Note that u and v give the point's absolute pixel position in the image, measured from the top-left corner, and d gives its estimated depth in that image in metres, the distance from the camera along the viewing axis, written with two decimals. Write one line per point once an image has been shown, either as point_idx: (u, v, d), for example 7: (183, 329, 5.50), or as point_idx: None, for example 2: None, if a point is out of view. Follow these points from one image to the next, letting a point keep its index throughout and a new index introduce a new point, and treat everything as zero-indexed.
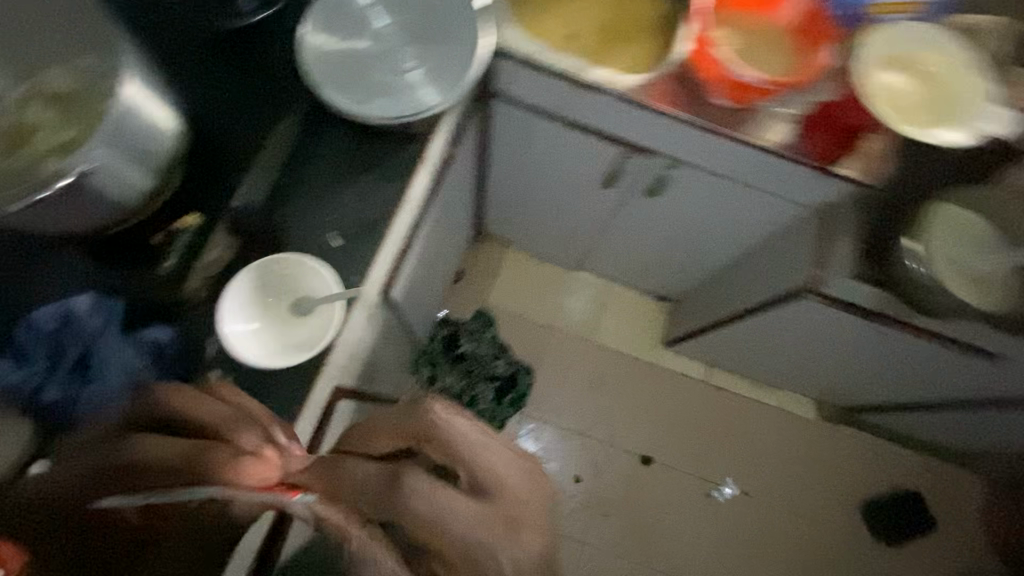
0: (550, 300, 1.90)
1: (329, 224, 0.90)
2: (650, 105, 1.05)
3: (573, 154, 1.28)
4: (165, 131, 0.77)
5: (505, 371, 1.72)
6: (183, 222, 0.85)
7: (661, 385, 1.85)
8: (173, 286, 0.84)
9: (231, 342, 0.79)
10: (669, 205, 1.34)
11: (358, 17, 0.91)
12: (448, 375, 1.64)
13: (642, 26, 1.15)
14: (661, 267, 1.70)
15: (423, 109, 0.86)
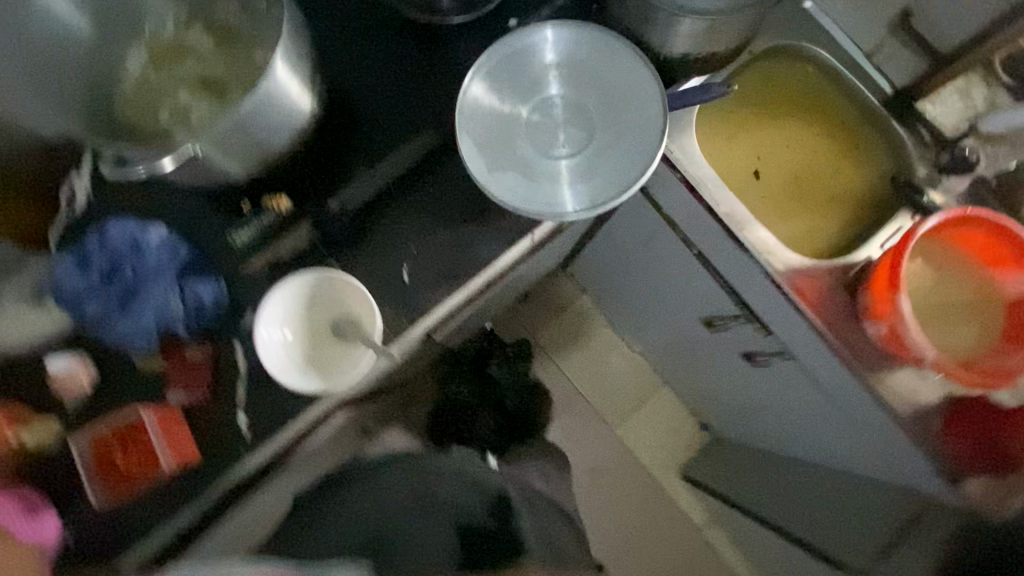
0: (595, 369, 1.71)
1: (403, 259, 0.85)
2: (790, 301, 0.90)
3: (684, 282, 1.13)
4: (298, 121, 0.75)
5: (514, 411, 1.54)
6: (274, 202, 0.81)
7: (657, 512, 1.68)
8: (241, 258, 0.82)
9: (259, 348, 0.79)
10: (761, 379, 1.15)
11: (531, 79, 0.82)
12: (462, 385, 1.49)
13: (836, 199, 0.96)
14: (720, 412, 1.47)
15: (553, 211, 0.77)
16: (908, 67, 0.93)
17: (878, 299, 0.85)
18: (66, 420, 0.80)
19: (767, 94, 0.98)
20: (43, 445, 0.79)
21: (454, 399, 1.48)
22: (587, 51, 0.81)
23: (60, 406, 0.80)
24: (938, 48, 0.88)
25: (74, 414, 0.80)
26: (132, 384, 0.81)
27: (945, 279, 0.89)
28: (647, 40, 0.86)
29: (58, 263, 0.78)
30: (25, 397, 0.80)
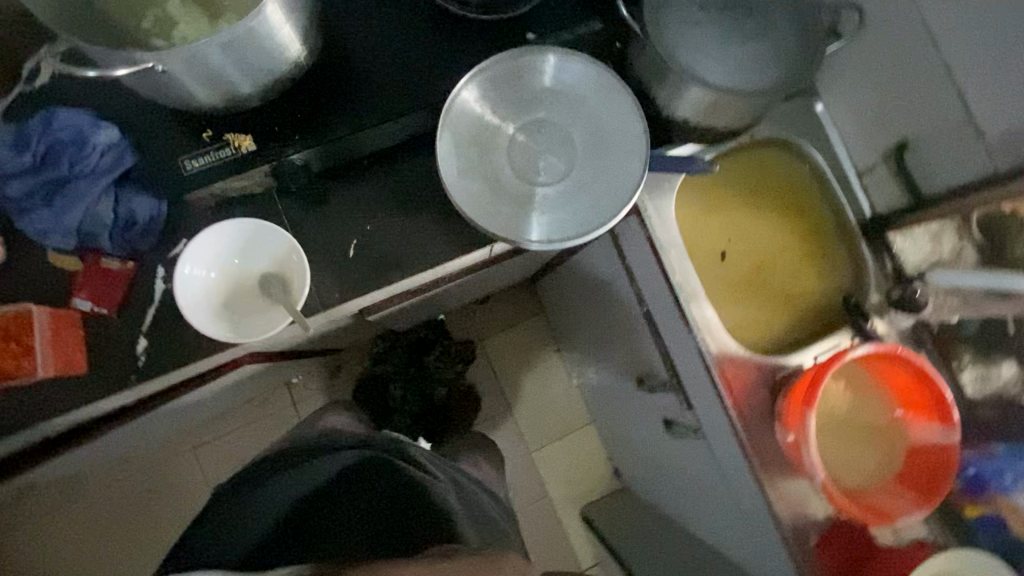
0: (528, 389, 1.67)
1: (354, 233, 0.84)
2: (714, 386, 0.91)
3: (627, 335, 1.14)
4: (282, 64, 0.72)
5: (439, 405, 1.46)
6: (237, 141, 0.79)
7: (546, 553, 1.61)
8: (188, 185, 0.79)
9: (177, 280, 0.76)
10: (674, 448, 1.15)
11: (528, 98, 0.81)
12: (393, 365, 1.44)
13: (790, 301, 0.98)
14: (637, 466, 1.46)
15: (509, 234, 0.77)
16: (889, 196, 0.96)
17: (791, 406, 0.87)
18: None
19: (756, 180, 0.99)
20: None
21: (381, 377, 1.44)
22: (589, 89, 0.80)
23: None
24: (920, 187, 0.91)
25: None
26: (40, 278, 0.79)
27: (860, 407, 0.91)
28: (654, 96, 0.88)
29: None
30: None
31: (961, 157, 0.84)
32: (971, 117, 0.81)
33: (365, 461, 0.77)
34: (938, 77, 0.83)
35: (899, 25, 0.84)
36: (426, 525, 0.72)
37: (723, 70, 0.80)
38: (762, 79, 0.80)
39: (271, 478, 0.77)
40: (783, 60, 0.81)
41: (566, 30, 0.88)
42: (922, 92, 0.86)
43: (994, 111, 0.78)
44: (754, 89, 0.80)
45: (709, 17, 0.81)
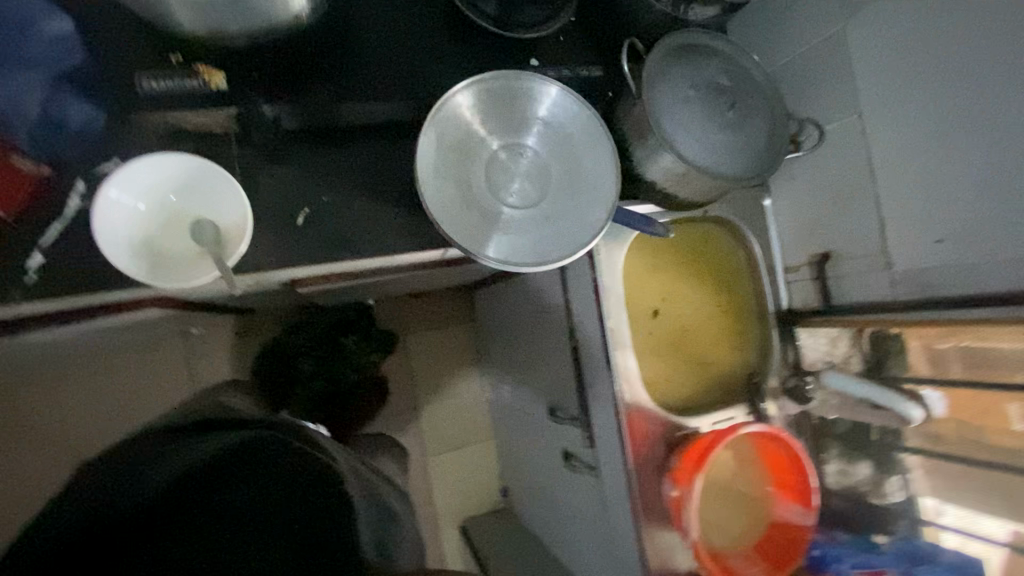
0: (439, 393, 1.65)
1: (309, 200, 0.81)
2: (619, 429, 0.96)
3: (548, 364, 1.17)
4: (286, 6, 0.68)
5: (343, 388, 1.40)
6: (211, 78, 0.75)
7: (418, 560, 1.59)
8: (141, 105, 0.74)
9: (98, 203, 0.69)
10: (567, 480, 1.20)
11: (517, 120, 0.82)
12: (306, 337, 1.37)
13: (702, 368, 1.05)
14: (527, 490, 1.48)
15: (468, 245, 0.76)
16: (805, 296, 1.06)
17: (681, 466, 0.92)
18: None
19: (697, 252, 1.07)
20: None
21: (291, 346, 1.36)
22: (576, 128, 0.83)
23: None
24: (832, 295, 1.02)
25: None
26: None
27: (735, 475, 1.00)
28: (630, 151, 0.92)
29: None
30: None
31: (868, 281, 0.95)
32: (886, 248, 0.92)
33: (248, 446, 0.76)
34: (867, 206, 0.94)
35: (848, 152, 0.95)
36: (333, 525, 0.76)
37: (697, 146, 0.86)
38: (727, 165, 0.87)
39: (147, 462, 0.75)
40: (747, 154, 0.89)
41: (568, 66, 0.91)
42: (852, 214, 0.96)
43: (904, 249, 0.89)
44: (718, 173, 0.86)
45: (698, 98, 0.88)
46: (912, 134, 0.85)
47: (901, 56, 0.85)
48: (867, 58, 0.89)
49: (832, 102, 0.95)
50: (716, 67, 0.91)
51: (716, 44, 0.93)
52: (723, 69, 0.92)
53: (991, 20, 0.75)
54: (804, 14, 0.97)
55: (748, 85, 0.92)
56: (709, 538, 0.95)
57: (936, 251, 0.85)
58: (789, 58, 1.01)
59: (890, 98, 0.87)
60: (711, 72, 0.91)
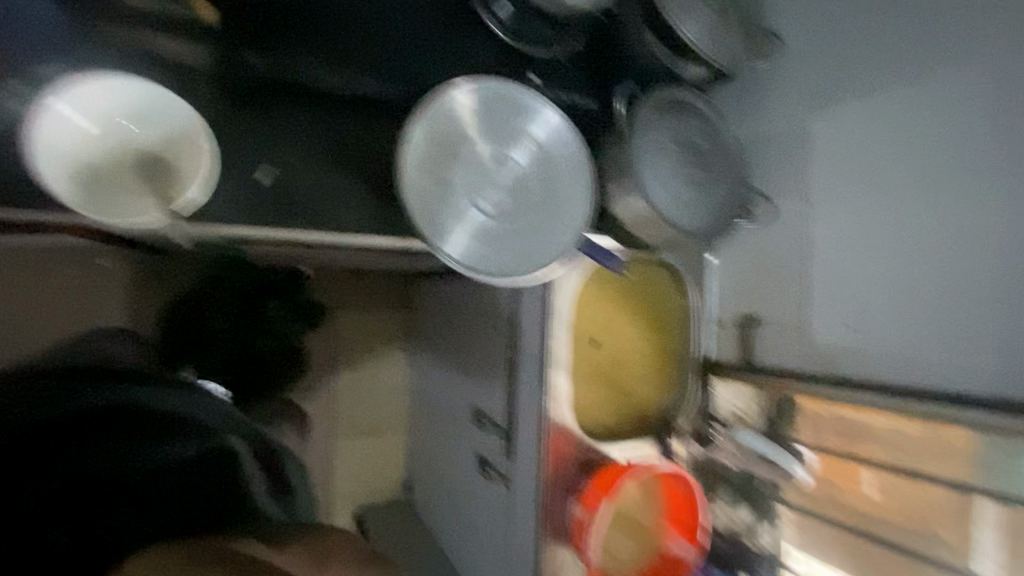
0: (359, 375, 1.58)
1: (280, 160, 0.77)
2: (540, 445, 1.00)
3: (480, 370, 1.19)
4: None
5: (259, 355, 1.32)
6: (200, 7, 0.73)
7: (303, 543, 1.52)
8: (117, 19, 0.69)
9: (40, 112, 0.62)
10: (477, 486, 1.20)
11: (509, 131, 0.83)
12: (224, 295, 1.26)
13: (625, 400, 1.10)
14: (432, 488, 1.46)
15: (438, 245, 0.77)
16: (727, 350, 1.15)
17: (592, 490, 0.96)
18: None
19: (644, 292, 1.12)
20: None
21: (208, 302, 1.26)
22: (563, 154, 0.85)
23: None
24: (752, 355, 1.11)
25: None
26: None
27: (635, 505, 1.06)
28: (605, 184, 0.96)
29: None
30: None
31: (786, 349, 1.05)
32: (805, 324, 1.02)
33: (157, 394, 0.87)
34: (797, 282, 1.04)
35: (791, 230, 1.04)
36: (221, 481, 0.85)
37: (667, 196, 0.92)
38: (690, 220, 0.93)
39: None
40: (708, 212, 0.95)
41: (564, 91, 0.94)
42: (783, 287, 1.06)
43: (820, 327, 1.00)
44: (680, 225, 0.92)
45: (675, 151, 0.94)
46: (847, 229, 0.97)
47: (852, 160, 0.96)
48: (823, 153, 0.99)
49: (787, 182, 1.05)
50: (696, 127, 0.98)
51: (701, 105, 0.99)
52: (701, 130, 0.98)
53: (929, 150, 0.88)
54: (779, 97, 1.06)
55: (721, 150, 0.99)
56: (601, 560, 1.01)
57: (846, 334, 0.96)
58: (758, 133, 1.10)
59: (836, 193, 0.98)
60: (692, 131, 0.97)
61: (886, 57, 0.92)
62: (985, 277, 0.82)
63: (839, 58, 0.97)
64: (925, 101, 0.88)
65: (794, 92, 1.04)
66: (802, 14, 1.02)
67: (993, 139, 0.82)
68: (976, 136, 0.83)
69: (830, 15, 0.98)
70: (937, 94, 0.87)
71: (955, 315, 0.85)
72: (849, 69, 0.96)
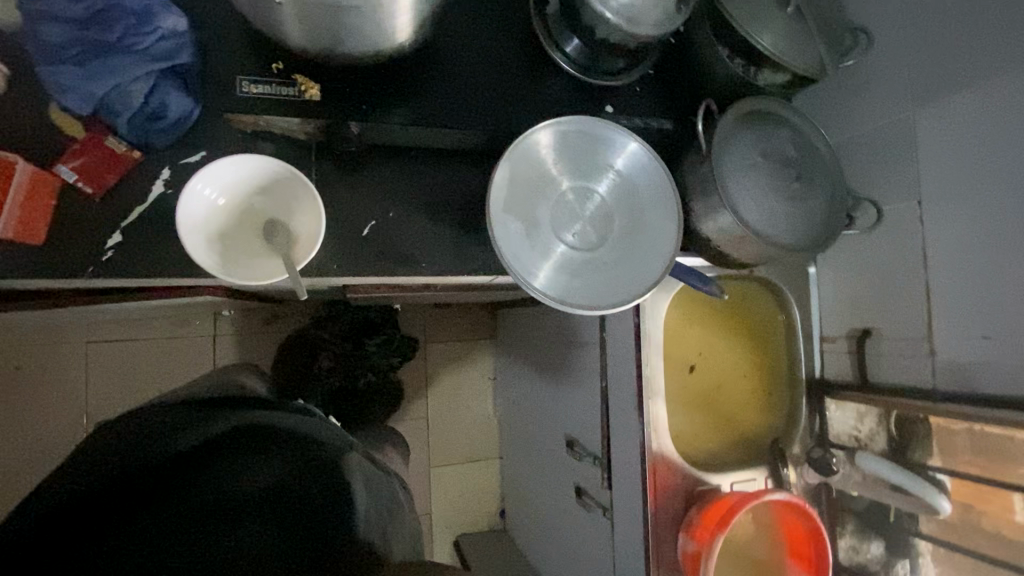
0: (452, 405, 1.62)
1: (378, 212, 0.84)
2: (641, 476, 0.97)
3: (571, 398, 1.18)
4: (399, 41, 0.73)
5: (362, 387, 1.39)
6: (306, 88, 0.78)
7: None
8: (235, 106, 0.77)
9: (186, 194, 0.71)
10: (576, 517, 1.19)
11: (589, 167, 0.85)
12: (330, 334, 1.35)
13: (727, 425, 1.06)
14: (529, 517, 1.46)
15: (526, 280, 0.78)
16: (840, 368, 1.07)
17: (702, 524, 0.92)
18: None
19: (737, 310, 1.08)
20: None
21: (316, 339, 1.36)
22: (645, 182, 0.85)
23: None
24: (868, 371, 1.02)
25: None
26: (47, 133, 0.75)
27: (745, 536, 1.00)
28: (689, 205, 0.94)
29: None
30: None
31: (908, 364, 0.96)
32: (929, 334, 0.93)
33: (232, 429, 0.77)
34: (915, 291, 0.95)
35: (903, 235, 0.96)
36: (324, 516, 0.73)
37: (757, 212, 0.88)
38: (784, 234, 0.88)
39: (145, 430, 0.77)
40: (804, 225, 0.90)
41: (639, 116, 0.94)
42: (898, 295, 0.97)
43: (948, 339, 0.90)
44: (775, 241, 0.87)
45: (763, 165, 0.90)
46: (971, 229, 0.87)
47: (970, 153, 0.86)
48: (933, 149, 0.91)
49: (892, 184, 0.97)
50: (784, 137, 0.93)
51: (786, 113, 0.95)
52: (790, 140, 0.94)
53: None
54: (875, 95, 0.99)
55: (813, 157, 0.94)
56: None
57: (981, 347, 0.86)
58: (855, 134, 1.03)
59: (954, 190, 0.89)
60: (780, 141, 0.93)
61: (1002, 35, 0.82)
62: None
63: (945, 44, 0.89)
64: None
65: (892, 88, 0.96)
66: (892, 5, 0.95)
67: None
68: None
69: (926, 1, 0.91)
70: None
71: None
72: (955, 55, 0.88)
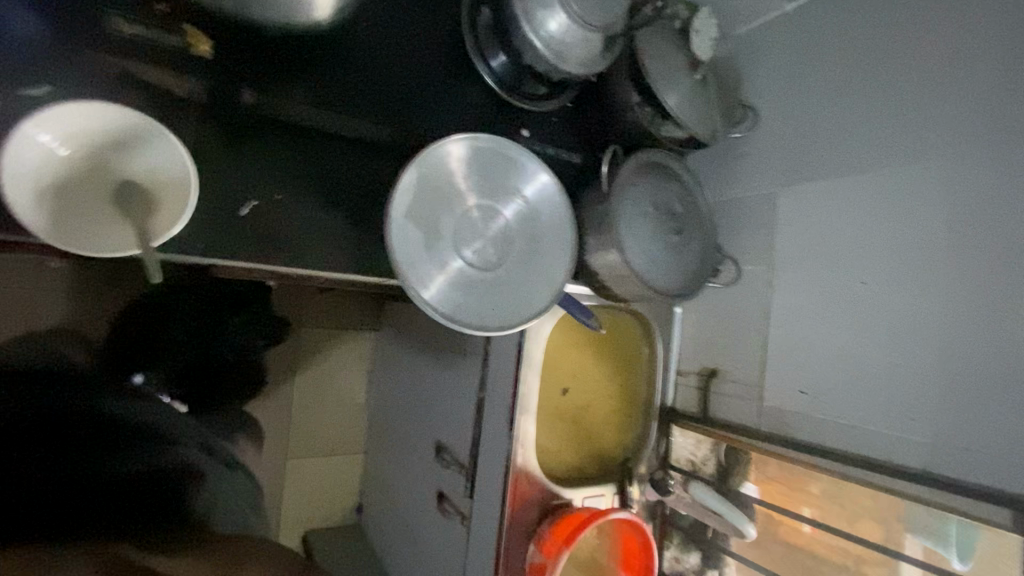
0: (319, 394, 1.51)
1: (264, 193, 0.76)
2: (503, 489, 1.00)
3: (445, 404, 1.18)
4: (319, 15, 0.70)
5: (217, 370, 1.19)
6: (197, 45, 0.71)
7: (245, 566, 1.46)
8: (102, 42, 0.67)
9: (13, 136, 0.59)
10: (435, 522, 1.19)
11: (498, 186, 0.85)
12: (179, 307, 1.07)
13: (588, 445, 1.13)
14: (387, 515, 1.42)
15: (418, 291, 0.76)
16: (688, 400, 1.20)
17: (552, 539, 0.98)
18: None
19: (612, 339, 1.16)
20: None
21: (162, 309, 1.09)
22: (548, 213, 0.88)
23: None
24: (710, 408, 1.16)
25: None
26: None
27: (589, 551, 1.07)
28: (584, 238, 0.99)
29: None
30: None
31: (742, 404, 1.11)
32: (761, 383, 1.08)
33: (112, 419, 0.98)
34: (757, 342, 1.09)
35: (754, 293, 1.10)
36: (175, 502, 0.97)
37: (643, 256, 0.95)
38: (661, 281, 0.96)
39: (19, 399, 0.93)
40: (679, 274, 0.99)
41: (550, 144, 0.97)
42: (744, 344, 1.11)
43: (775, 388, 1.06)
44: (653, 285, 0.95)
45: (653, 214, 0.98)
46: (805, 300, 1.03)
47: (813, 235, 1.02)
48: (787, 226, 1.06)
49: (753, 248, 1.11)
50: (674, 192, 1.02)
51: (679, 170, 1.04)
52: (678, 196, 1.03)
53: (885, 234, 0.94)
54: (751, 167, 1.13)
55: (694, 213, 1.04)
56: None
57: (798, 398, 1.02)
58: (731, 197, 1.16)
59: (796, 265, 1.04)
60: (670, 195, 1.01)
61: (850, 143, 0.98)
62: (929, 357, 0.87)
63: (809, 139, 1.04)
64: (884, 190, 0.94)
65: (763, 165, 1.11)
66: (776, 96, 1.09)
67: (942, 234, 0.87)
68: (928, 228, 0.89)
69: (801, 98, 1.06)
70: (894, 185, 0.93)
71: (903, 394, 0.90)
72: (814, 150, 1.03)
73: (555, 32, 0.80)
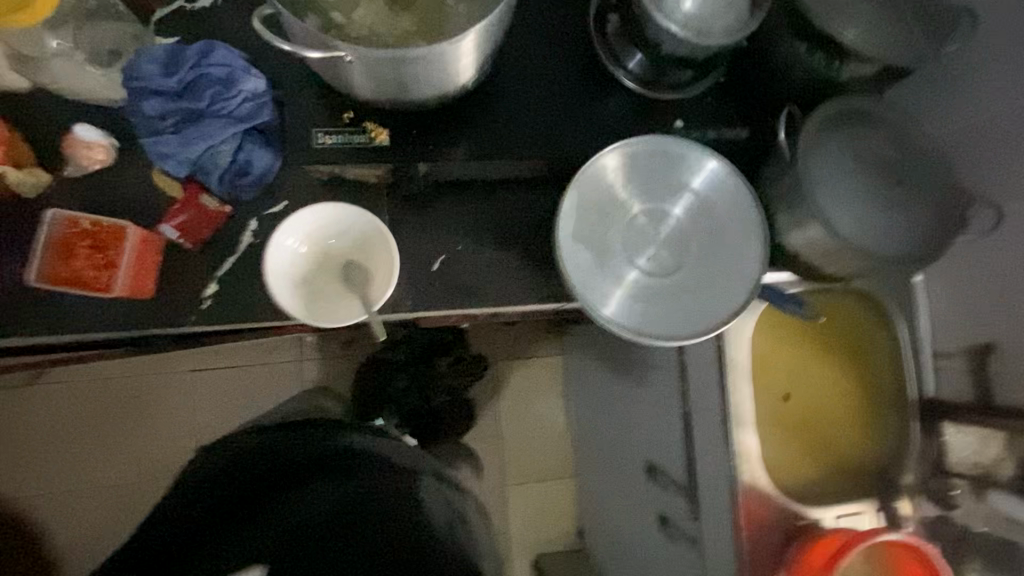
0: (522, 421, 1.56)
1: (447, 245, 0.85)
2: (732, 512, 0.91)
3: (643, 419, 1.14)
4: (461, 81, 0.76)
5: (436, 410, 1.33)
6: (375, 135, 0.82)
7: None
8: (311, 157, 0.82)
9: (271, 246, 0.76)
10: (662, 546, 1.12)
11: (662, 186, 0.81)
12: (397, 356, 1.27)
13: (828, 452, 0.97)
14: (609, 537, 1.40)
15: (599, 309, 0.76)
16: (957, 388, 0.94)
17: (808, 559, 0.87)
18: (89, 193, 0.83)
19: (832, 325, 0.99)
20: (42, 190, 0.81)
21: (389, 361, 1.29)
22: (723, 201, 0.80)
23: (88, 174, 0.82)
24: (995, 391, 0.90)
25: (92, 184, 0.83)
26: (156, 195, 0.83)
27: None
28: (772, 217, 0.88)
29: (139, 59, 0.79)
30: (54, 147, 0.83)
31: None
32: None
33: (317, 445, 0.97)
34: None
35: None
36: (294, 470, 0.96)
37: (851, 223, 0.80)
38: (884, 246, 0.80)
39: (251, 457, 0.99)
40: (907, 235, 0.81)
41: (710, 128, 0.90)
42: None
43: None
44: (873, 252, 0.80)
45: (856, 170, 0.83)
46: None
47: None
48: None
49: (1015, 180, 0.85)
50: (878, 137, 0.85)
51: (880, 110, 0.87)
52: (886, 140, 0.85)
53: None
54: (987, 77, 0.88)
55: (914, 155, 0.85)
56: None
57: None
58: (964, 123, 0.91)
59: None
60: (874, 142, 0.84)
61: None
62: None
63: None
64: None
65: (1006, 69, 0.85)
66: None
67: None
68: None
69: None
70: None
71: None
72: None
73: (691, 10, 0.75)
